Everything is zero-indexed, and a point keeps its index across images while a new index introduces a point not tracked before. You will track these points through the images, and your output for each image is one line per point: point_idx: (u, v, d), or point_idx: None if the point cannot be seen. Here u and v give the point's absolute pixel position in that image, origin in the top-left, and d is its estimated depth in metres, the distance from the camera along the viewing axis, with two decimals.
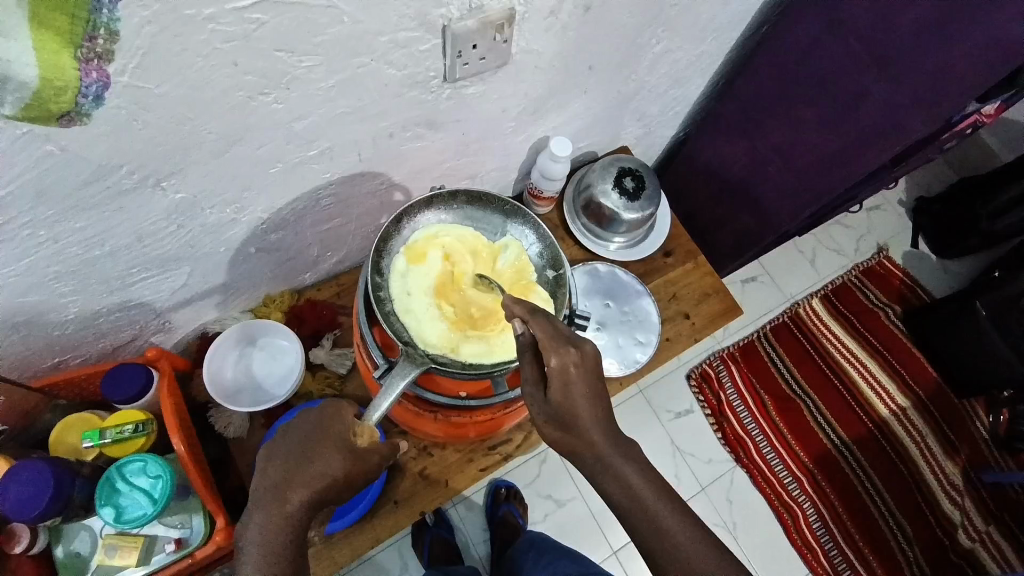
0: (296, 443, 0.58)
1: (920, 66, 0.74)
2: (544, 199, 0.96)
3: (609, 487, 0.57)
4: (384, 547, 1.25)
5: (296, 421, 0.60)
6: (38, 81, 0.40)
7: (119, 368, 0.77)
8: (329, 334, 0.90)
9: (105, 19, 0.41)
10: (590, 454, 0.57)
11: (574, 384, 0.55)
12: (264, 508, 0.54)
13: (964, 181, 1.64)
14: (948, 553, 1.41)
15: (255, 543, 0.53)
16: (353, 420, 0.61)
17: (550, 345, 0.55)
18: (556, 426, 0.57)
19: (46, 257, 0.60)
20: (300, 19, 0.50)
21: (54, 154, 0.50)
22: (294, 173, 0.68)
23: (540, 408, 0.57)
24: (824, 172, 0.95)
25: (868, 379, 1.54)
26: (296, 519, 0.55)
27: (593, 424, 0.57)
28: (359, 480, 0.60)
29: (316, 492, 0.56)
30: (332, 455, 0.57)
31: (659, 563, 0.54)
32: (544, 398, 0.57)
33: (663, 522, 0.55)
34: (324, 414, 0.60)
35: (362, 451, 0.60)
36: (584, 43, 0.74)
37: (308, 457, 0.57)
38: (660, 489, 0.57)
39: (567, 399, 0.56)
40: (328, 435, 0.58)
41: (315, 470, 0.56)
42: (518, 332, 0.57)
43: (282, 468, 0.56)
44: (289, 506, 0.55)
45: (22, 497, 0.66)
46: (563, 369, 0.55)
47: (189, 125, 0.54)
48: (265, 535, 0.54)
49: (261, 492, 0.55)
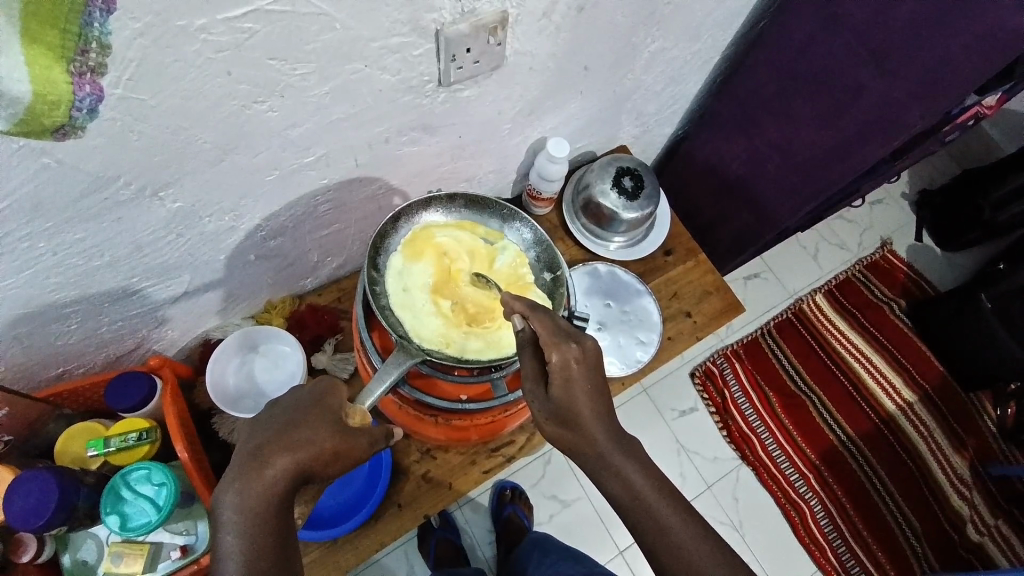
0: (286, 413, 0.57)
1: (917, 59, 0.73)
2: (543, 200, 0.96)
3: (611, 486, 0.57)
4: (391, 550, 1.25)
5: (287, 395, 0.59)
6: (31, 97, 0.40)
7: (122, 376, 0.77)
8: (331, 339, 0.90)
9: (97, 33, 0.42)
10: (591, 452, 0.57)
11: (575, 380, 0.56)
12: (244, 471, 0.53)
13: (966, 173, 1.63)
14: (957, 548, 1.40)
15: (234, 506, 0.52)
16: (346, 402, 0.61)
17: (551, 341, 0.55)
18: (557, 422, 0.57)
19: (46, 268, 0.61)
20: (290, 27, 0.50)
21: (51, 167, 0.50)
22: (291, 180, 0.68)
23: (540, 406, 0.57)
24: (824, 167, 0.94)
25: (874, 374, 1.53)
26: (276, 487, 0.53)
27: (593, 421, 0.56)
28: (345, 459, 0.58)
29: (300, 460, 0.54)
30: (321, 426, 0.56)
31: (662, 562, 0.54)
32: (545, 395, 0.57)
33: (666, 521, 0.55)
34: (318, 391, 0.60)
35: (352, 429, 0.59)
36: (579, 44, 0.74)
37: (295, 425, 0.56)
38: (662, 488, 0.57)
39: (568, 395, 0.56)
40: (319, 409, 0.58)
41: (302, 439, 0.55)
42: (518, 328, 0.59)
43: (268, 434, 0.55)
44: (269, 471, 0.53)
45: (27, 508, 0.66)
46: (563, 366, 0.55)
47: (186, 135, 0.55)
48: (244, 499, 0.52)
49: (244, 456, 0.54)
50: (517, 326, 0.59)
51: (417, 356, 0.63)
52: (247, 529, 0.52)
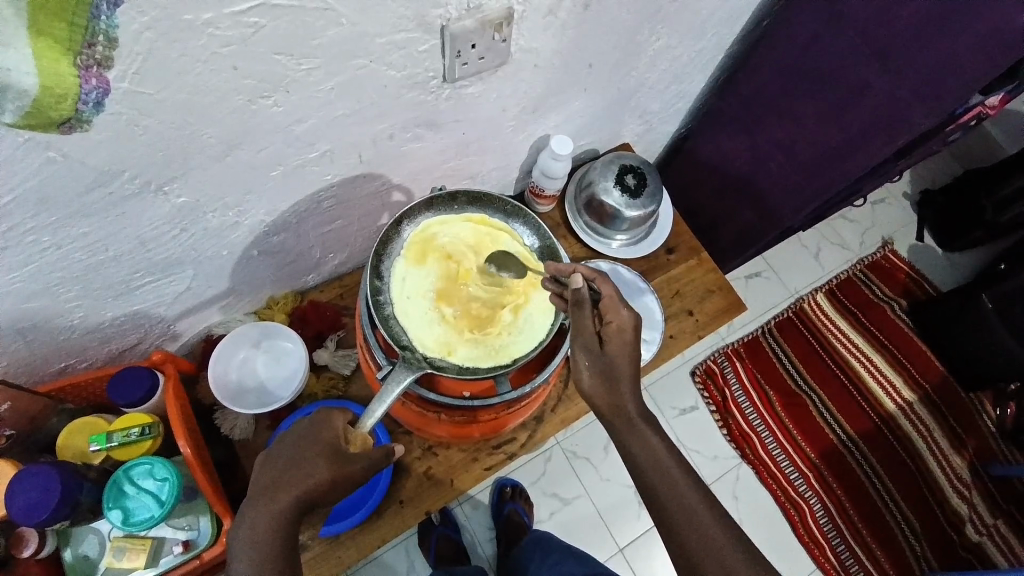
0: (289, 448, 0.61)
1: (923, 56, 0.73)
2: (546, 198, 0.96)
3: (642, 457, 0.61)
4: (391, 547, 1.25)
5: (291, 430, 0.63)
6: (38, 90, 0.41)
7: (125, 372, 0.77)
8: (333, 335, 0.89)
9: (104, 26, 0.42)
10: (619, 417, 0.62)
11: (627, 343, 0.62)
12: (254, 506, 0.57)
13: (968, 173, 1.63)
14: (955, 548, 1.40)
15: (245, 536, 0.56)
16: (346, 428, 0.62)
17: (613, 304, 0.63)
18: (603, 379, 0.62)
19: (50, 263, 0.61)
20: (297, 22, 0.50)
21: (56, 161, 0.50)
22: (295, 175, 0.68)
23: (593, 361, 0.62)
24: (826, 166, 0.94)
25: (874, 373, 1.53)
26: (283, 519, 0.57)
27: (632, 384, 0.63)
28: (348, 485, 0.61)
29: (301, 494, 0.58)
30: (318, 458, 0.59)
31: (682, 536, 0.58)
32: (598, 352, 0.63)
33: (680, 498, 0.59)
34: (317, 422, 0.62)
35: (348, 456, 0.61)
36: (584, 42, 0.74)
37: (297, 461, 0.59)
38: (677, 472, 0.60)
39: (622, 354, 0.62)
40: (315, 441, 0.60)
41: (303, 473, 0.58)
42: (578, 290, 0.63)
43: (275, 471, 0.59)
44: (275, 506, 0.57)
45: (29, 503, 0.66)
46: (621, 327, 0.62)
47: (190, 130, 0.54)
48: (253, 530, 0.56)
49: (255, 491, 0.58)
50: (577, 284, 0.63)
51: (418, 370, 0.63)
52: (256, 557, 0.56)
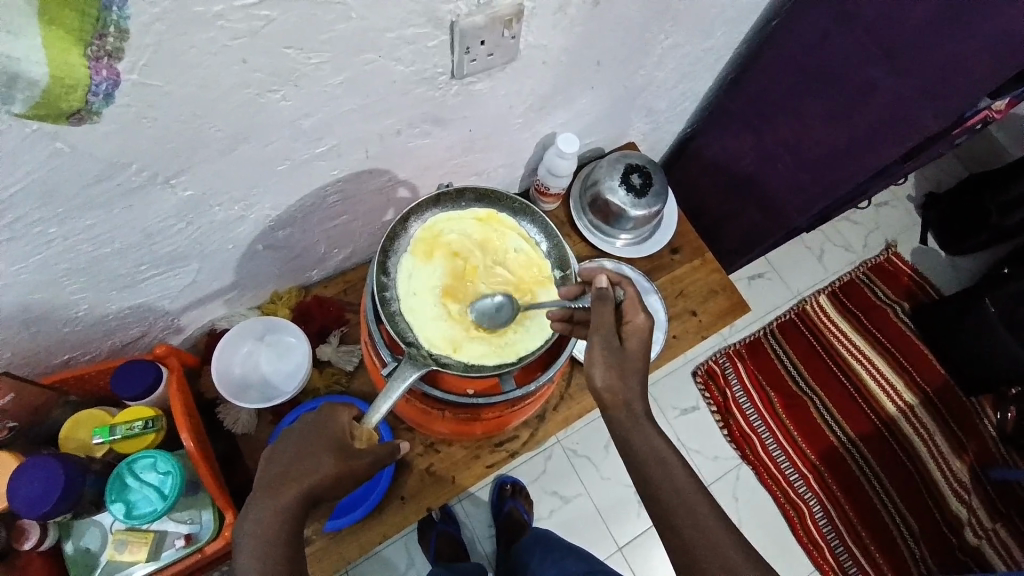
0: (294, 444, 0.61)
1: (934, 58, 0.73)
2: (551, 195, 0.96)
3: (649, 451, 0.61)
4: (390, 543, 1.25)
5: (296, 426, 0.63)
6: (47, 80, 0.42)
7: (129, 364, 0.77)
8: (336, 330, 0.89)
9: (114, 17, 0.41)
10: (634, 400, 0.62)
11: (643, 344, 0.64)
12: (260, 500, 0.57)
13: (974, 176, 1.62)
14: (955, 552, 1.40)
15: (251, 530, 0.56)
16: (351, 425, 0.63)
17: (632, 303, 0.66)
18: (617, 371, 0.62)
19: (56, 254, 0.60)
20: (306, 16, 0.49)
21: (64, 153, 0.50)
22: (301, 170, 0.68)
23: (613, 355, 0.62)
24: (835, 167, 0.93)
25: (875, 375, 1.53)
26: (288, 514, 0.57)
27: (641, 382, 0.63)
28: (354, 480, 0.61)
29: (307, 489, 0.58)
30: (325, 454, 0.59)
31: (692, 525, 0.57)
32: (616, 345, 0.63)
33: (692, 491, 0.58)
34: (322, 419, 0.62)
35: (355, 451, 0.61)
36: (594, 38, 0.74)
37: (302, 456, 0.59)
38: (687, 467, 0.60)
39: (638, 351, 0.64)
40: (322, 435, 0.61)
41: (309, 467, 0.58)
42: (602, 285, 0.65)
43: (280, 466, 0.59)
44: (281, 501, 0.57)
45: (31, 495, 0.66)
46: (641, 326, 0.64)
47: (198, 123, 0.54)
48: (259, 525, 0.56)
49: (260, 486, 0.58)
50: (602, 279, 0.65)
51: (424, 366, 0.62)
52: (259, 551, 0.55)
